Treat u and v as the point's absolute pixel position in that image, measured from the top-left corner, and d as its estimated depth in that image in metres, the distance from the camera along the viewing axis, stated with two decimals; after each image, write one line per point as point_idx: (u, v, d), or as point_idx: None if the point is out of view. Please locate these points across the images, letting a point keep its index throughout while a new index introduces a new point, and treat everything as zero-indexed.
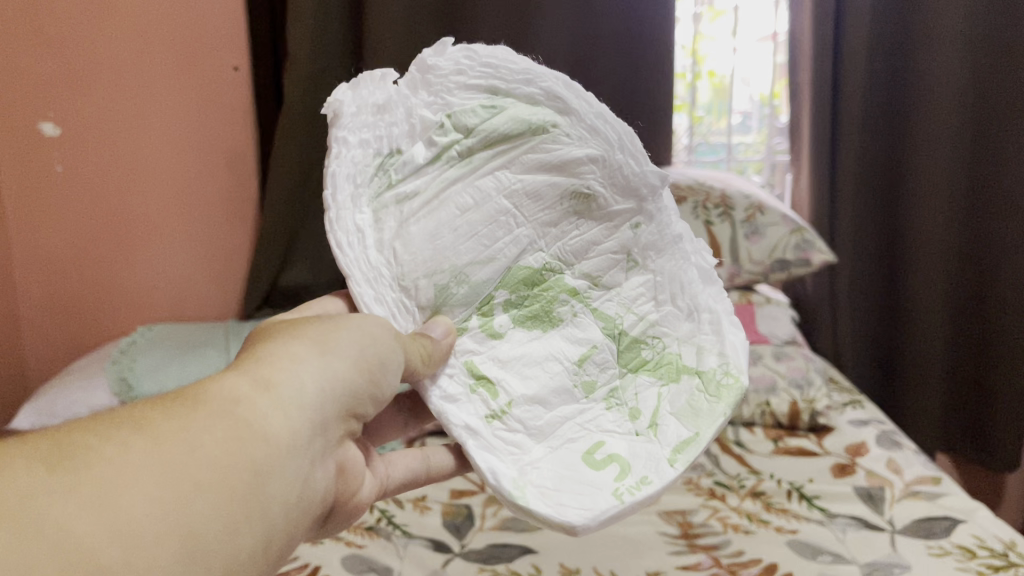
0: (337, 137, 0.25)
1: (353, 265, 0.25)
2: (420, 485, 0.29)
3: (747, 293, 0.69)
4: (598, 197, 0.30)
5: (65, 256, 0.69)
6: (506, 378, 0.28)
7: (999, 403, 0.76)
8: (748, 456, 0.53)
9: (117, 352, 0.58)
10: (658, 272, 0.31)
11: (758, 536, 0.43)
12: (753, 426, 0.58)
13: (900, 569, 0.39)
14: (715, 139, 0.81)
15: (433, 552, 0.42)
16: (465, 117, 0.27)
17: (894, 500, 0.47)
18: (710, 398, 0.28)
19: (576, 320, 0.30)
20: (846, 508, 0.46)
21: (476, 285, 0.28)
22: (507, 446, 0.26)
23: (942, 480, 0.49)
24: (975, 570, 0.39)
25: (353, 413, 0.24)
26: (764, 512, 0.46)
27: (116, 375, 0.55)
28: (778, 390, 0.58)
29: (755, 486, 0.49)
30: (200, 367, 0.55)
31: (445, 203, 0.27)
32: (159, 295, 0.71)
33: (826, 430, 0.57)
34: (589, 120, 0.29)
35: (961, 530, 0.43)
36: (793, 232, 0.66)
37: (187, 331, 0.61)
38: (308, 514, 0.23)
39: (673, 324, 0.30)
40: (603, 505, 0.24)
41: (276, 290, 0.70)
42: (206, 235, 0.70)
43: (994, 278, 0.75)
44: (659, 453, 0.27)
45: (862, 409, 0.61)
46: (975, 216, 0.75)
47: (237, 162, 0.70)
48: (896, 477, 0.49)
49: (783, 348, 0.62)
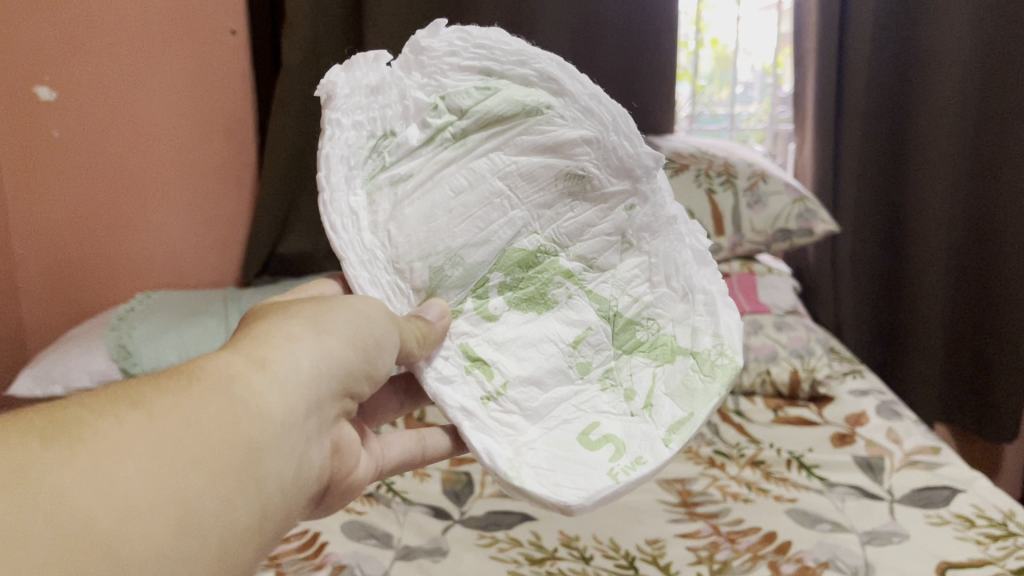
0: (331, 119, 0.25)
1: (347, 248, 0.25)
2: (415, 466, 0.29)
3: (749, 263, 0.71)
4: (593, 178, 0.30)
5: (65, 224, 0.69)
6: (501, 361, 0.28)
7: (994, 375, 0.78)
8: (748, 426, 0.54)
9: (115, 318, 0.59)
10: (653, 253, 0.31)
11: (759, 504, 0.44)
12: (753, 395, 0.59)
13: (899, 537, 0.40)
14: (717, 108, 0.84)
15: (434, 518, 0.42)
16: (459, 99, 0.28)
17: (894, 469, 0.47)
18: (705, 378, 0.28)
19: (570, 302, 0.30)
20: (846, 477, 0.47)
21: (471, 267, 0.28)
22: (502, 427, 0.26)
23: (942, 450, 0.49)
24: (975, 539, 0.39)
25: (347, 392, 0.25)
26: (765, 481, 0.47)
27: (115, 340, 0.56)
28: (779, 359, 0.59)
29: (755, 455, 0.50)
30: (201, 332, 0.57)
31: (439, 184, 0.27)
32: (159, 263, 0.72)
33: (825, 400, 0.58)
34: (583, 102, 0.29)
35: (961, 500, 0.43)
36: (795, 203, 0.68)
37: (183, 299, 0.63)
38: (303, 493, 0.23)
39: (668, 306, 0.31)
40: (598, 485, 0.25)
41: (275, 258, 0.73)
42: (207, 200, 0.72)
43: (996, 253, 0.75)
44: (654, 433, 0.27)
45: (862, 378, 0.62)
46: (976, 191, 0.76)
47: (236, 126, 0.72)
48: (895, 447, 0.50)
49: (784, 319, 0.64)
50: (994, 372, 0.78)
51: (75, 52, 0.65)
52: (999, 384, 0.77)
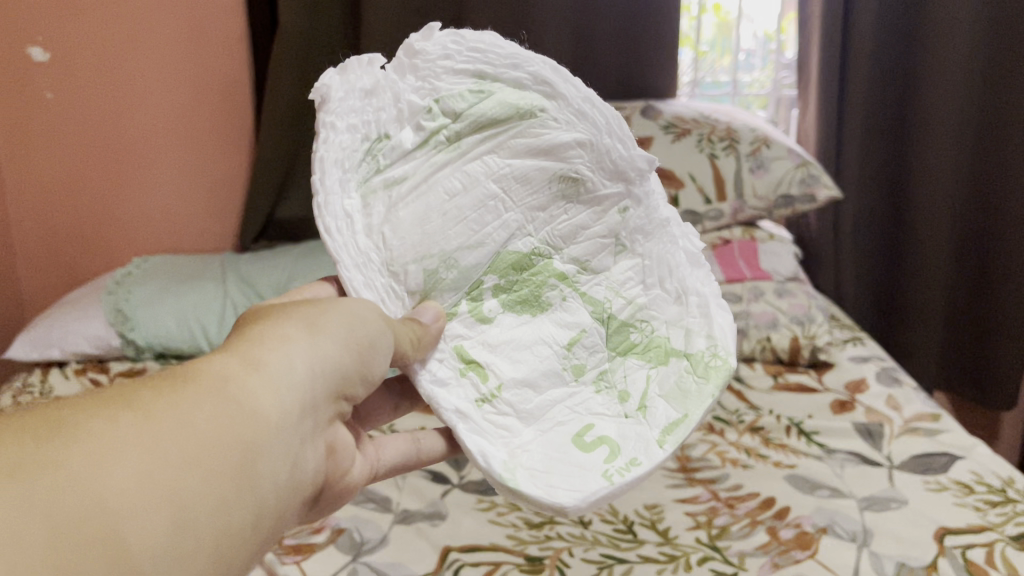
0: (326, 122, 0.25)
1: (342, 250, 0.25)
2: (410, 468, 0.29)
3: (751, 230, 0.71)
4: (587, 180, 0.30)
5: (60, 183, 0.72)
6: (495, 362, 0.28)
7: (997, 338, 0.80)
8: (748, 392, 0.57)
9: (113, 282, 0.65)
10: (646, 256, 0.32)
11: (756, 470, 0.47)
12: (753, 361, 0.62)
13: (897, 503, 0.43)
14: (719, 75, 0.85)
15: (432, 483, 0.45)
16: (453, 102, 0.28)
17: (892, 436, 0.50)
18: (699, 379, 0.29)
19: (565, 305, 0.30)
20: (846, 443, 0.50)
21: (465, 270, 0.28)
22: (496, 429, 0.26)
23: (941, 417, 0.53)
24: (973, 505, 0.42)
25: (342, 394, 0.25)
26: (763, 447, 0.50)
27: (113, 306, 0.62)
28: (780, 326, 0.61)
29: (754, 421, 0.53)
30: (196, 297, 0.62)
31: (434, 187, 0.28)
32: (152, 226, 0.75)
33: (826, 366, 0.61)
34: (576, 105, 0.29)
35: (960, 466, 0.46)
36: (798, 167, 0.68)
37: (178, 263, 0.68)
38: (298, 495, 0.23)
39: (662, 307, 0.31)
40: (592, 486, 0.25)
41: (272, 224, 0.75)
42: (198, 166, 0.74)
43: (1000, 218, 0.77)
44: (648, 434, 0.27)
45: (863, 346, 0.65)
46: (982, 156, 0.77)
47: (230, 92, 0.73)
48: (895, 414, 0.53)
49: (785, 285, 0.65)
50: (996, 340, 0.80)
51: (66, 15, 0.67)
52: (1000, 351, 0.80)
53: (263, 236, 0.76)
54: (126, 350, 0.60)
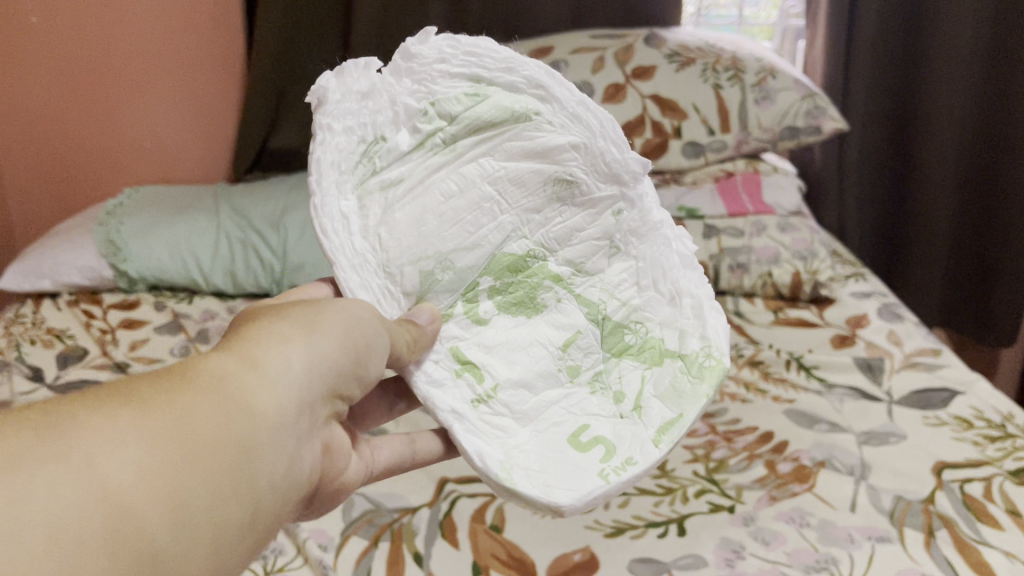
0: (321, 123, 0.25)
1: (338, 251, 0.25)
2: (406, 469, 0.29)
3: (755, 162, 0.72)
4: (581, 183, 0.30)
5: (47, 118, 0.73)
6: (491, 363, 0.28)
7: (1000, 281, 0.81)
8: (748, 328, 0.59)
9: (105, 212, 0.65)
10: (640, 257, 0.32)
11: (754, 405, 0.49)
12: (754, 296, 0.64)
13: (896, 438, 0.45)
14: (725, 7, 0.86)
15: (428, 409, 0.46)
16: (449, 105, 0.28)
17: (892, 371, 0.52)
18: (693, 380, 0.29)
19: (559, 305, 0.31)
20: (846, 379, 0.52)
21: (461, 271, 0.29)
22: (492, 429, 0.26)
23: (941, 352, 0.55)
24: (973, 440, 0.45)
25: (338, 394, 0.25)
26: (762, 381, 0.52)
27: (104, 238, 0.62)
28: (781, 262, 0.63)
29: (754, 355, 0.55)
30: (189, 229, 0.63)
31: (429, 189, 0.28)
32: (145, 155, 0.77)
33: (827, 301, 0.63)
34: (571, 108, 0.29)
35: (960, 402, 0.49)
36: (804, 98, 0.69)
37: (168, 194, 0.68)
38: (295, 493, 0.23)
39: (655, 309, 0.31)
40: (588, 486, 0.25)
41: (264, 153, 0.81)
42: (192, 94, 0.77)
43: (1006, 164, 0.77)
44: (643, 434, 0.27)
45: (864, 282, 0.67)
46: (991, 101, 0.77)
47: (221, 23, 0.76)
48: (895, 349, 0.55)
49: (787, 221, 0.67)
50: (995, 281, 0.82)
51: None
52: (1001, 290, 0.81)
53: (255, 164, 0.82)
54: (120, 283, 0.62)
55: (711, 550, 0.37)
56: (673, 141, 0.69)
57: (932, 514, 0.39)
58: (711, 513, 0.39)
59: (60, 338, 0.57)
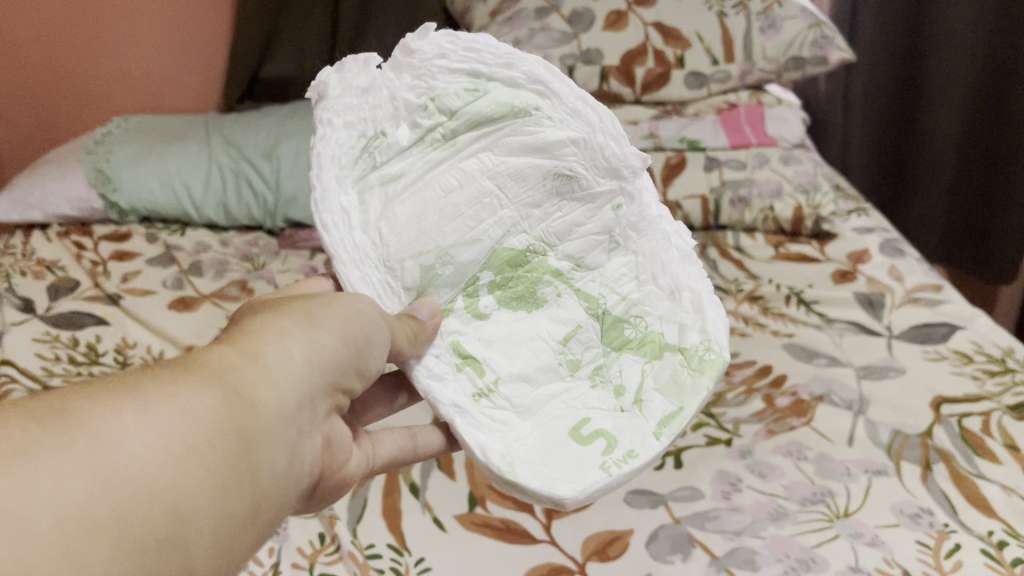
0: (321, 119, 0.25)
1: (339, 246, 0.25)
2: (408, 462, 0.29)
3: (757, 93, 0.72)
4: (580, 177, 0.31)
5: (28, 37, 0.74)
6: (491, 358, 0.28)
7: (1001, 222, 0.81)
8: (748, 262, 0.63)
9: (92, 141, 0.68)
10: (639, 252, 0.32)
11: (755, 338, 0.52)
12: (755, 230, 0.66)
13: (895, 372, 0.49)
14: None
15: None
16: (449, 100, 0.28)
17: (892, 306, 0.56)
18: (693, 372, 0.29)
19: (560, 300, 0.31)
20: (844, 312, 0.55)
21: (462, 265, 0.29)
22: (494, 423, 0.27)
23: (942, 287, 0.58)
24: (972, 373, 0.49)
25: (340, 388, 0.25)
26: (762, 316, 0.55)
27: (92, 166, 0.65)
28: (783, 196, 0.66)
29: (754, 290, 0.58)
30: (180, 159, 0.66)
31: (430, 184, 0.28)
32: (131, 79, 0.77)
33: (827, 236, 0.66)
34: (570, 104, 0.30)
35: (960, 335, 0.52)
36: (810, 27, 0.69)
37: (157, 124, 0.70)
38: (296, 486, 0.23)
39: (655, 303, 0.31)
40: (591, 478, 0.25)
41: (259, 79, 0.77)
42: (175, 18, 0.76)
43: (1011, 102, 0.77)
44: (644, 427, 0.28)
45: (866, 216, 0.70)
46: (999, 37, 0.76)
47: None
48: (896, 284, 0.58)
49: (791, 153, 0.69)
50: (996, 215, 0.82)
51: None
52: (1002, 228, 0.81)
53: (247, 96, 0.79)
54: (109, 213, 0.65)
55: (709, 482, 0.41)
56: (675, 71, 0.69)
57: (929, 447, 0.43)
58: (709, 445, 0.43)
59: (50, 269, 0.59)
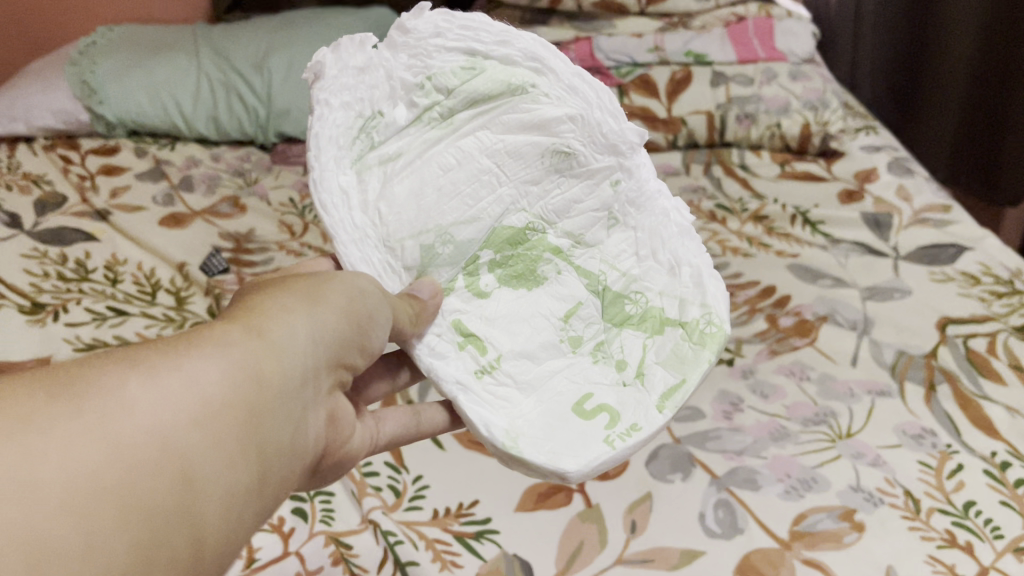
0: (319, 98, 0.25)
1: (338, 228, 0.25)
2: (412, 439, 0.29)
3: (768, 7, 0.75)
4: (578, 154, 0.31)
5: None
6: (493, 335, 0.29)
7: (1008, 139, 0.81)
8: (755, 181, 0.65)
9: (77, 54, 0.70)
10: (638, 228, 0.32)
11: (759, 258, 0.55)
12: (763, 148, 0.69)
13: (901, 292, 0.51)
14: None
15: None
16: (445, 79, 0.28)
17: (900, 227, 0.58)
18: (694, 346, 0.29)
19: (559, 277, 0.31)
20: (852, 232, 0.58)
21: (461, 243, 0.29)
22: (497, 400, 0.27)
23: (950, 208, 0.60)
24: (979, 296, 0.50)
25: (341, 364, 0.25)
26: (766, 236, 0.58)
27: (78, 78, 0.68)
28: (792, 113, 0.68)
29: (760, 209, 0.61)
30: (168, 70, 0.69)
31: (428, 162, 0.29)
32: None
33: (836, 155, 0.68)
34: (567, 81, 0.30)
35: (968, 257, 0.54)
36: None
37: (143, 32, 0.73)
38: (300, 461, 0.23)
39: (654, 279, 0.31)
40: (595, 452, 0.25)
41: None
42: None
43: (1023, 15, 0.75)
44: (647, 400, 0.28)
45: (875, 134, 0.72)
46: None
47: None
48: (904, 205, 0.60)
49: (799, 68, 0.72)
50: (1005, 136, 0.81)
51: None
52: (1006, 142, 0.81)
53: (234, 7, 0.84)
54: (97, 125, 0.68)
55: (713, 404, 0.43)
56: None
57: (934, 368, 0.45)
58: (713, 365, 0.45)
59: (37, 183, 0.60)
